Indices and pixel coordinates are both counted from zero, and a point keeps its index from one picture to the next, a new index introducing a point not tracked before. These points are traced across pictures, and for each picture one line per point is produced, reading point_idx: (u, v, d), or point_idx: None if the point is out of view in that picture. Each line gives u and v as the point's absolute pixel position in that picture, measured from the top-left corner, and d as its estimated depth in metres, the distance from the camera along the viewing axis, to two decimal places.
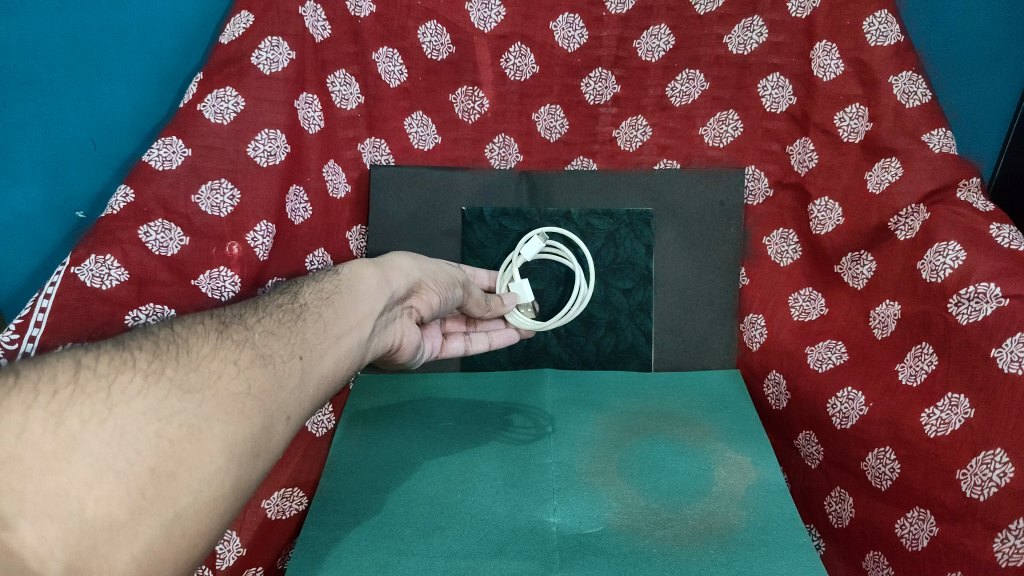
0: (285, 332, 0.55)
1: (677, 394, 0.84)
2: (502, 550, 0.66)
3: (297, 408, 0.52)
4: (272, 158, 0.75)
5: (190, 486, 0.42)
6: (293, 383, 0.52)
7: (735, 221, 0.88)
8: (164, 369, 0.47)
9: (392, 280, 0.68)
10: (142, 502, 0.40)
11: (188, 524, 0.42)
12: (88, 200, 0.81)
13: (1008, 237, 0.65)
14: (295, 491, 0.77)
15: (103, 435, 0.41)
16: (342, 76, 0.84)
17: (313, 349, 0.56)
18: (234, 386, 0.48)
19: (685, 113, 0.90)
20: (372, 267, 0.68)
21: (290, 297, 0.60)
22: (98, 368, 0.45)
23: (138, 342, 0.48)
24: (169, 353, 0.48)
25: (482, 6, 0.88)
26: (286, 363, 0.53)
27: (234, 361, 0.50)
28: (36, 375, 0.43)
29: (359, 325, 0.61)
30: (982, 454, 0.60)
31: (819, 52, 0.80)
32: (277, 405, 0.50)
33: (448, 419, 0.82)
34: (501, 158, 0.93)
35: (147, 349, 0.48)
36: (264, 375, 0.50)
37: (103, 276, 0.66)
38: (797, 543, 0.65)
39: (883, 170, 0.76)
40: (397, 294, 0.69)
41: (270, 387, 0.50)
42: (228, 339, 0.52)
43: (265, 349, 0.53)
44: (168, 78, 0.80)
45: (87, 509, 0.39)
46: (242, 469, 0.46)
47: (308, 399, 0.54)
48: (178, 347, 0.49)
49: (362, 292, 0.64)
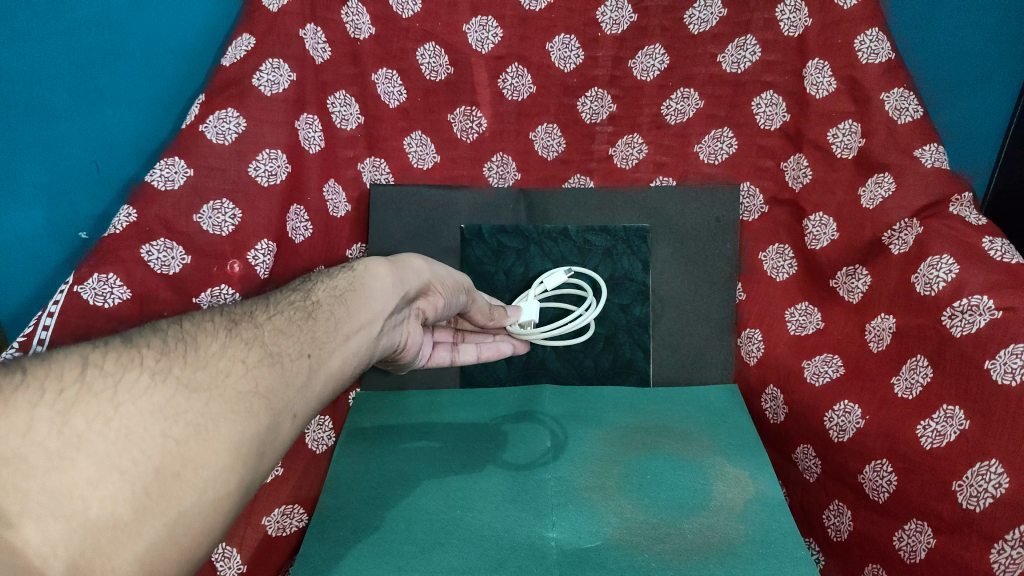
0: (295, 330, 0.54)
1: (677, 408, 0.85)
2: (503, 565, 0.66)
3: (303, 407, 0.51)
4: (273, 178, 0.76)
5: (195, 485, 0.41)
6: (301, 381, 0.51)
7: (731, 238, 0.89)
8: (172, 367, 0.46)
9: (406, 279, 0.68)
10: (146, 501, 0.39)
11: (193, 523, 0.41)
12: (92, 220, 0.82)
13: (1000, 250, 0.66)
14: (295, 508, 0.77)
15: (109, 434, 0.40)
16: (342, 97, 0.85)
17: (322, 348, 0.55)
18: (241, 385, 0.47)
19: (681, 131, 0.91)
20: (388, 265, 0.67)
21: (303, 294, 0.59)
22: (105, 367, 0.44)
23: (146, 338, 0.48)
24: (177, 351, 0.47)
25: (479, 28, 0.89)
26: (295, 361, 0.52)
27: (242, 359, 0.49)
28: (43, 373, 0.42)
29: (366, 324, 0.61)
30: (978, 465, 0.60)
31: (811, 71, 0.81)
32: (284, 403, 0.49)
33: (448, 436, 0.82)
34: (499, 176, 0.94)
35: (155, 347, 0.47)
36: (273, 373, 0.49)
37: (106, 294, 0.66)
38: (797, 557, 0.65)
39: (876, 185, 0.77)
40: (409, 293, 0.68)
41: (277, 385, 0.49)
42: (237, 337, 0.51)
43: (275, 347, 0.52)
44: (171, 101, 0.82)
45: (91, 508, 0.38)
46: (246, 469, 0.44)
47: (313, 398, 0.53)
48: (187, 345, 0.48)
49: (374, 290, 0.64)
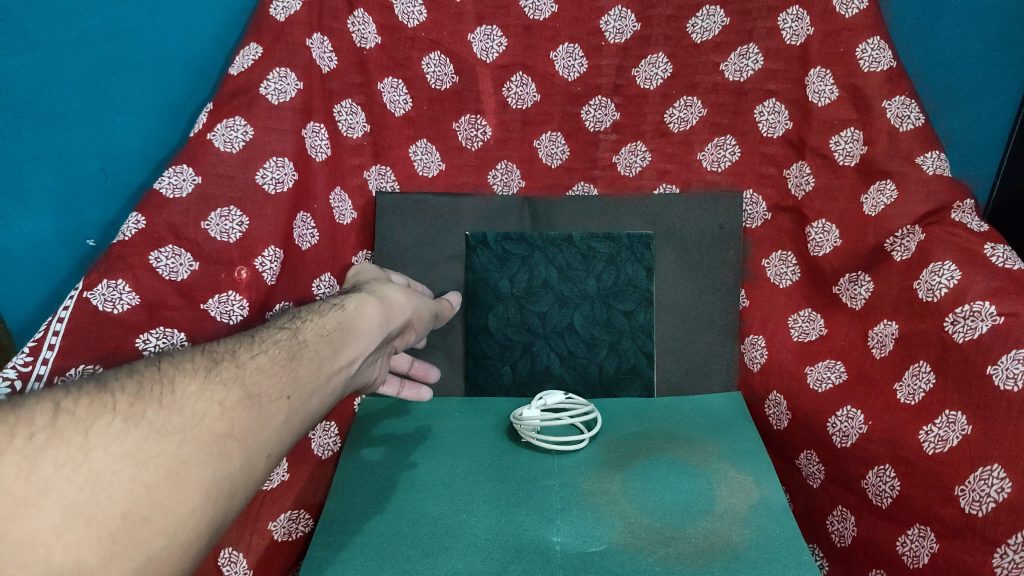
0: (275, 369, 0.54)
1: (681, 417, 0.86)
2: (508, 569, 0.66)
3: (278, 446, 0.52)
4: (279, 185, 0.77)
5: (163, 529, 0.41)
6: (277, 422, 0.52)
7: (734, 244, 0.90)
8: (146, 411, 0.45)
9: (389, 317, 0.70)
10: (114, 547, 0.39)
11: (161, 567, 0.40)
12: (100, 228, 0.84)
13: (1002, 256, 0.66)
14: (302, 513, 0.78)
15: (76, 480, 0.40)
16: (348, 106, 0.86)
17: (302, 388, 0.55)
18: (216, 427, 0.47)
19: (684, 139, 0.92)
20: (371, 302, 0.69)
21: (287, 332, 0.60)
22: (77, 414, 0.43)
23: (121, 381, 0.47)
24: (152, 394, 0.47)
25: (484, 37, 0.90)
26: (273, 402, 0.52)
27: (218, 400, 0.49)
28: (13, 419, 0.41)
29: (345, 363, 0.62)
30: (980, 470, 0.60)
31: (813, 79, 0.82)
32: (257, 444, 0.49)
33: (454, 441, 0.83)
34: (503, 184, 0.95)
35: (129, 390, 0.47)
36: (248, 414, 0.50)
37: (115, 300, 0.66)
38: (800, 561, 0.65)
39: (879, 192, 0.77)
40: (389, 331, 0.70)
41: (254, 428, 0.50)
42: (215, 377, 0.51)
43: (254, 387, 0.52)
44: (179, 108, 0.84)
45: (54, 556, 0.37)
46: (216, 512, 0.44)
47: (288, 438, 0.53)
48: (163, 387, 0.48)
49: (357, 327, 0.65)
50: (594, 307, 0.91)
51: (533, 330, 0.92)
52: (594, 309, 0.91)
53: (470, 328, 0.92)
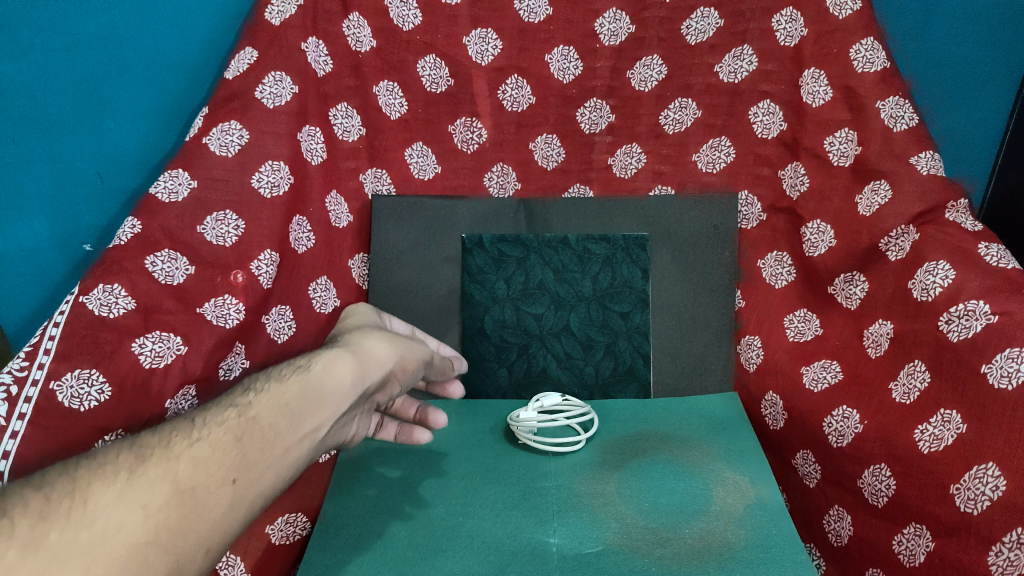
0: (213, 456, 0.53)
1: (677, 418, 0.86)
2: (504, 570, 0.66)
3: (219, 539, 0.50)
4: (275, 189, 0.77)
5: None
6: (216, 514, 0.50)
7: (729, 245, 0.90)
8: (50, 532, 0.44)
9: (365, 372, 0.67)
10: None
11: None
12: (96, 232, 0.84)
13: (996, 255, 0.66)
14: (299, 516, 0.78)
15: None
16: (344, 109, 0.86)
17: (247, 471, 0.53)
18: (135, 536, 0.46)
19: (679, 141, 0.92)
20: (343, 359, 0.66)
21: (231, 411, 0.58)
22: None
23: (30, 498, 0.46)
24: (60, 509, 0.46)
25: (479, 40, 0.90)
26: (211, 493, 0.50)
27: (142, 505, 0.47)
28: None
29: (307, 434, 0.60)
30: (975, 468, 0.60)
31: (807, 80, 0.82)
32: (188, 545, 0.48)
33: (451, 444, 0.83)
34: (500, 187, 0.95)
35: (36, 507, 0.45)
36: (176, 514, 0.48)
37: (111, 305, 0.65)
38: (795, 561, 0.65)
39: (873, 193, 0.77)
40: (365, 388, 0.67)
41: (185, 528, 0.48)
42: (141, 477, 0.49)
43: (186, 482, 0.50)
44: (173, 113, 0.83)
45: None
46: None
47: (231, 528, 0.51)
48: (76, 497, 0.47)
49: (319, 391, 0.62)
50: (590, 309, 0.92)
51: (530, 331, 0.92)
52: (590, 311, 0.92)
53: (466, 330, 0.92)
